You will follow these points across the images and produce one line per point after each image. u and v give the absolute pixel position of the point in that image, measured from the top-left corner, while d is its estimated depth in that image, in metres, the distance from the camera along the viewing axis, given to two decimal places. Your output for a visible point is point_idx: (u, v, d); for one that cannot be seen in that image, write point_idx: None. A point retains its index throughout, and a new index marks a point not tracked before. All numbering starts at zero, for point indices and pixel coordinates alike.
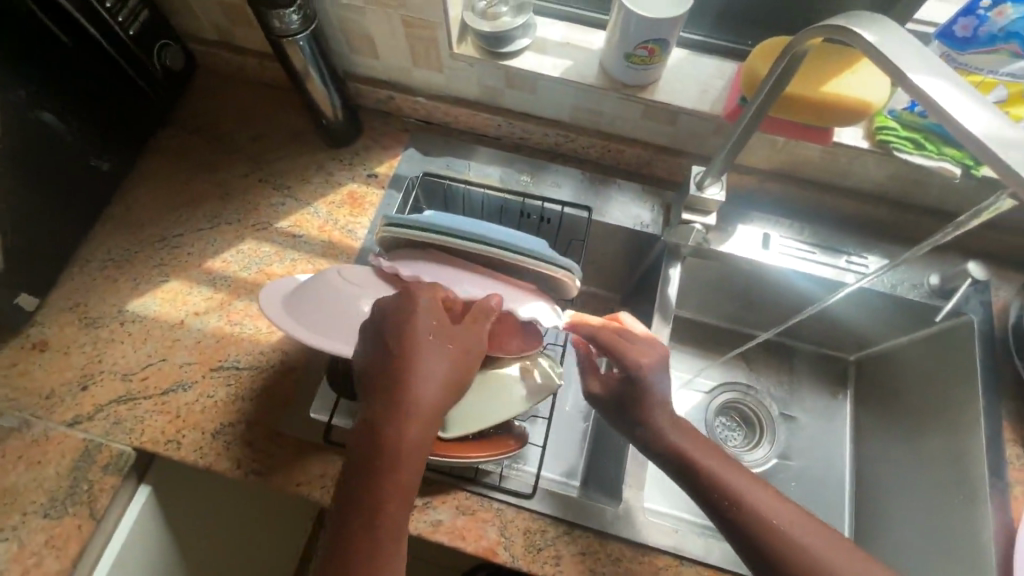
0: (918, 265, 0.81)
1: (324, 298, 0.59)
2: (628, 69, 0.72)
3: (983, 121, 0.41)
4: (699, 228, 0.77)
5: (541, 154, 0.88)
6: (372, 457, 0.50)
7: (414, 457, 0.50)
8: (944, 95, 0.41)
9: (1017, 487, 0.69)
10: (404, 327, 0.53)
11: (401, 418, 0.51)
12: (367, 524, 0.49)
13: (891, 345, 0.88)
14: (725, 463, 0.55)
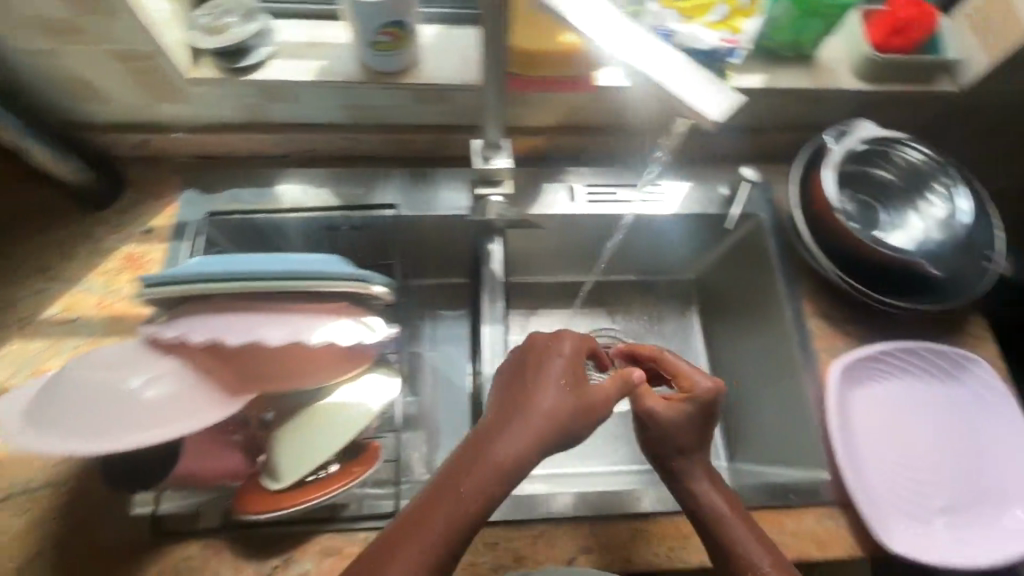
0: (710, 180, 0.87)
1: (80, 397, 0.51)
2: (378, 57, 0.69)
3: (700, 93, 0.44)
4: (498, 199, 0.76)
5: (334, 161, 0.84)
6: (424, 509, 0.48)
7: (478, 498, 0.48)
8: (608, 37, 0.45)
9: (824, 355, 0.78)
10: (543, 359, 0.55)
11: (538, 436, 0.51)
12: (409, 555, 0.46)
13: (712, 256, 0.95)
14: (731, 505, 0.61)
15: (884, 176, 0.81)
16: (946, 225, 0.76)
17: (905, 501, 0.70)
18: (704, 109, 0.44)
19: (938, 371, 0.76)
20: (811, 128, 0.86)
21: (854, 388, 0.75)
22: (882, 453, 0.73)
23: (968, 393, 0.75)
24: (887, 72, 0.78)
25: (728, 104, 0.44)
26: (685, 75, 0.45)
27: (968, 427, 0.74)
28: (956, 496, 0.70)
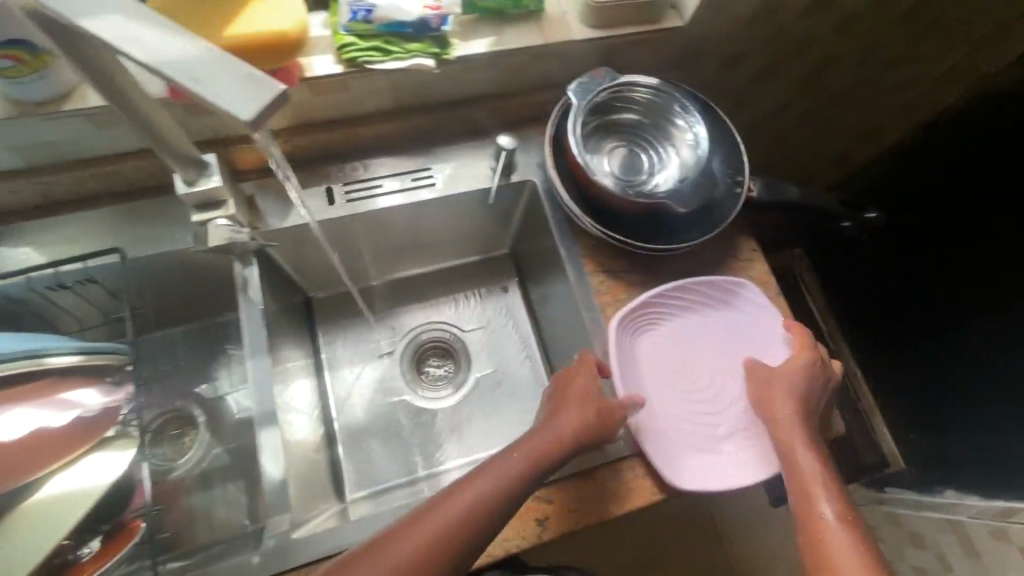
0: (479, 152, 0.84)
1: None
2: (13, 87, 0.58)
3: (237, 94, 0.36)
4: (226, 222, 0.67)
5: (40, 212, 0.72)
6: (482, 476, 0.60)
7: (472, 509, 0.58)
8: (129, 39, 0.39)
9: (610, 309, 0.78)
10: (566, 386, 0.69)
11: (528, 458, 0.62)
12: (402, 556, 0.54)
13: (512, 229, 0.95)
14: (818, 465, 0.65)
15: (633, 118, 0.81)
16: (693, 154, 0.78)
17: (690, 434, 0.71)
18: (234, 110, 0.36)
19: (714, 301, 0.78)
20: (564, 84, 0.84)
21: (635, 334, 0.76)
22: (669, 392, 0.74)
23: (744, 317, 0.77)
24: (612, 18, 0.76)
25: (266, 99, 0.36)
26: (211, 72, 0.37)
27: (748, 349, 0.76)
28: (740, 419, 0.73)
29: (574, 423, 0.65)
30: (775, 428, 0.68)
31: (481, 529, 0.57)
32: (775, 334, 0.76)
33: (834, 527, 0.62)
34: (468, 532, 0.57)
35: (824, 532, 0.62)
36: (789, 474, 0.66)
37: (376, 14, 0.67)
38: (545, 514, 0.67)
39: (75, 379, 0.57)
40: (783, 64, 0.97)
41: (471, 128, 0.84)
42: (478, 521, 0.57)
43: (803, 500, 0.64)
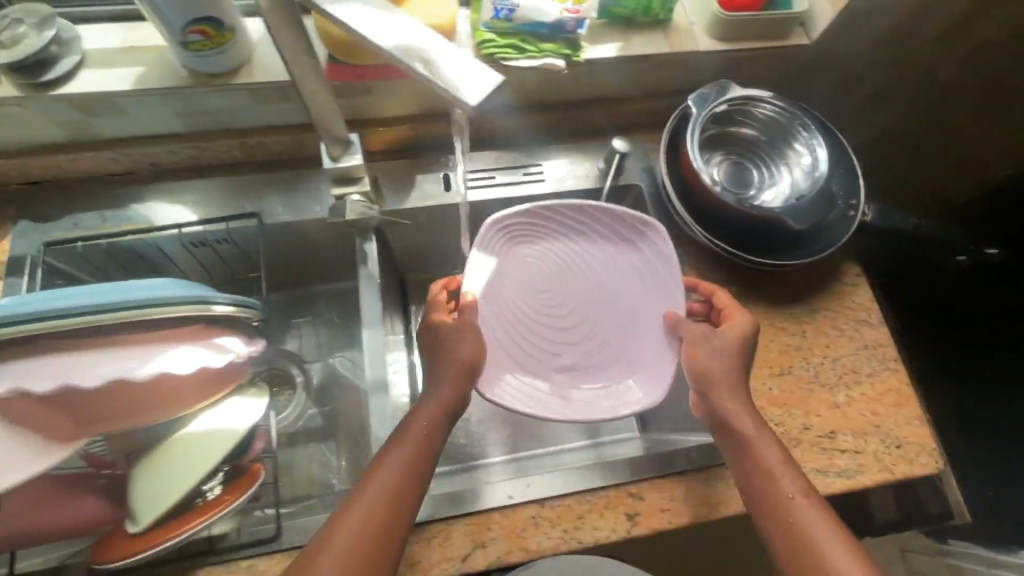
0: (589, 153, 0.86)
1: None
2: (196, 58, 0.64)
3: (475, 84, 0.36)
4: (358, 198, 0.71)
5: (187, 173, 0.79)
6: (397, 445, 0.60)
7: (402, 469, 0.59)
8: (359, 20, 0.40)
9: None
10: (441, 334, 0.65)
11: (437, 410, 0.62)
12: (347, 544, 0.54)
13: None
14: (768, 439, 0.62)
15: (750, 134, 0.83)
16: (808, 173, 0.77)
17: (538, 363, 0.69)
18: (459, 92, 0.36)
19: (612, 233, 0.74)
20: (678, 93, 0.86)
21: (507, 241, 0.72)
22: (527, 303, 0.71)
23: (642, 261, 0.73)
24: (739, 31, 0.77)
25: (488, 85, 0.36)
26: (442, 56, 0.37)
27: (614, 270, 0.74)
28: (594, 362, 0.71)
29: (457, 363, 0.63)
30: (709, 379, 0.64)
31: (414, 486, 0.59)
32: (667, 300, 0.71)
33: (790, 483, 0.59)
34: (401, 491, 0.58)
35: (784, 497, 0.58)
36: (733, 446, 0.63)
37: (517, 13, 0.70)
38: (637, 510, 0.68)
39: (219, 328, 0.60)
40: (898, 90, 0.95)
41: (582, 129, 0.87)
42: (410, 482, 0.58)
43: (754, 472, 0.61)
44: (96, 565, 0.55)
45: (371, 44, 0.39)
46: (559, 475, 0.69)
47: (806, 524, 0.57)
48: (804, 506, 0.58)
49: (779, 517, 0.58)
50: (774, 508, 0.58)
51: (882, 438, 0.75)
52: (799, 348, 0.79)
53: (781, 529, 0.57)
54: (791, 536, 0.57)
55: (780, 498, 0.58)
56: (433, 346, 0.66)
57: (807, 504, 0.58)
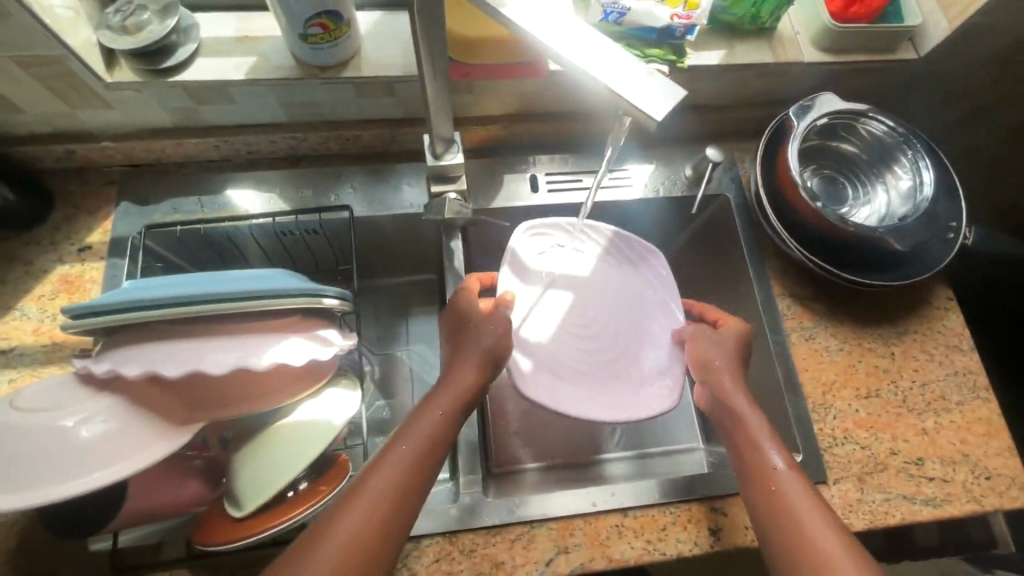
0: (677, 161, 0.84)
1: (18, 454, 0.48)
2: (311, 50, 0.64)
3: (655, 99, 0.38)
4: (455, 196, 0.71)
5: (280, 162, 0.79)
6: (408, 432, 0.56)
7: (413, 457, 0.54)
8: (536, 23, 0.40)
9: (793, 334, 0.78)
10: (465, 325, 0.66)
11: (452, 400, 0.60)
12: (348, 530, 0.49)
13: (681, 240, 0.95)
14: (771, 433, 0.60)
15: (850, 150, 0.81)
16: (909, 196, 0.76)
17: (558, 366, 0.71)
18: (645, 107, 0.38)
19: (625, 258, 0.77)
20: (771, 103, 0.84)
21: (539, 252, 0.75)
22: (545, 319, 0.73)
23: (647, 285, 0.77)
24: (848, 43, 0.75)
25: (668, 99, 0.38)
26: (619, 68, 0.39)
27: (631, 293, 0.77)
28: (608, 372, 0.72)
29: (480, 358, 0.62)
30: (714, 379, 0.65)
31: (425, 476, 0.54)
32: (668, 320, 0.75)
33: (793, 477, 0.56)
34: (412, 479, 0.53)
35: (785, 487, 0.55)
36: (737, 435, 0.61)
37: (627, 17, 0.68)
38: (721, 526, 0.67)
39: (324, 320, 0.61)
40: None
41: (670, 136, 0.85)
42: (421, 471, 0.54)
43: (754, 461, 0.58)
44: (198, 550, 0.55)
45: (546, 50, 0.40)
46: (643, 485, 0.69)
47: (810, 517, 0.53)
48: (809, 504, 0.54)
49: (776, 507, 0.54)
50: (779, 499, 0.55)
51: (971, 468, 0.72)
52: (887, 371, 0.77)
53: (778, 523, 0.54)
54: (788, 533, 0.53)
55: (778, 488, 0.55)
56: (454, 336, 0.65)
57: (802, 493, 0.55)
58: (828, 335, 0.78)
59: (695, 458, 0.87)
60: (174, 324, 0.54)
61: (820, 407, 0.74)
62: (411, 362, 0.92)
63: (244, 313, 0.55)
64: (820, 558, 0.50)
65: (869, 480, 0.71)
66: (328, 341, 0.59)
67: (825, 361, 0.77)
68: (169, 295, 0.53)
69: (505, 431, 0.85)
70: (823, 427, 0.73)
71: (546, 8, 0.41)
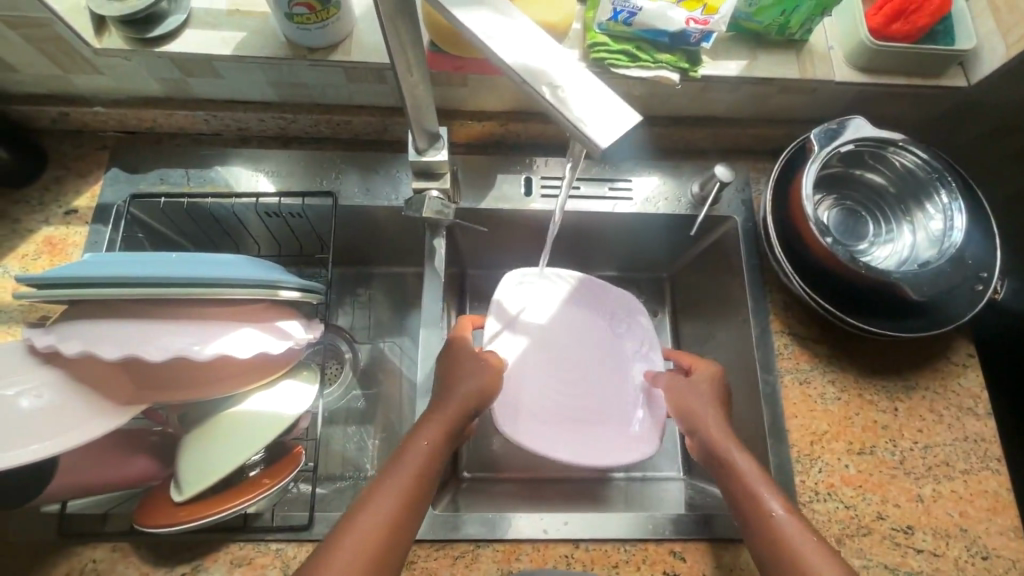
0: (683, 176, 0.79)
1: None
2: (299, 30, 0.62)
3: (609, 125, 0.33)
4: (436, 194, 0.68)
5: (272, 141, 0.78)
6: (403, 458, 0.55)
7: (408, 478, 0.53)
8: (488, 28, 0.35)
9: (787, 376, 0.72)
10: (461, 356, 0.64)
11: (443, 428, 0.58)
12: (348, 551, 0.48)
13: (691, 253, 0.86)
14: (768, 482, 0.56)
15: (877, 181, 0.74)
16: (937, 240, 0.68)
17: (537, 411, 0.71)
18: (593, 132, 0.33)
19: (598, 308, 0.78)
20: (795, 122, 0.78)
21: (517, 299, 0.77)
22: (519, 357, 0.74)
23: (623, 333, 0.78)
24: (885, 63, 0.67)
25: (623, 126, 0.33)
26: (572, 85, 0.34)
27: (598, 335, 0.77)
28: (572, 411, 0.73)
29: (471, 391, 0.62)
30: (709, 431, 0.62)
31: (419, 498, 0.53)
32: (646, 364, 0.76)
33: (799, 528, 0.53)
34: (412, 503, 0.52)
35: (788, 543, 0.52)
36: (731, 487, 0.58)
37: (637, 18, 0.63)
38: (676, 571, 0.64)
39: (283, 312, 0.60)
40: None
41: (678, 149, 0.80)
42: (417, 503, 0.53)
43: (756, 525, 0.54)
44: (138, 530, 0.55)
45: (493, 55, 0.35)
46: (601, 517, 0.65)
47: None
48: (819, 565, 0.50)
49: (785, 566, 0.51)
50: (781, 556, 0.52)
51: (967, 544, 0.65)
52: (887, 427, 0.70)
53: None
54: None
55: (781, 543, 0.52)
56: (447, 369, 0.64)
57: (812, 548, 0.51)
58: (825, 381, 0.72)
59: (675, 493, 0.80)
60: (124, 303, 0.53)
61: (805, 457, 0.69)
62: (399, 362, 0.87)
63: (199, 300, 0.53)
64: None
65: (849, 543, 0.65)
66: (283, 336, 0.58)
67: (817, 409, 0.71)
68: (119, 273, 0.51)
69: (475, 437, 0.82)
70: (805, 479, 0.68)
71: (504, 11, 0.36)
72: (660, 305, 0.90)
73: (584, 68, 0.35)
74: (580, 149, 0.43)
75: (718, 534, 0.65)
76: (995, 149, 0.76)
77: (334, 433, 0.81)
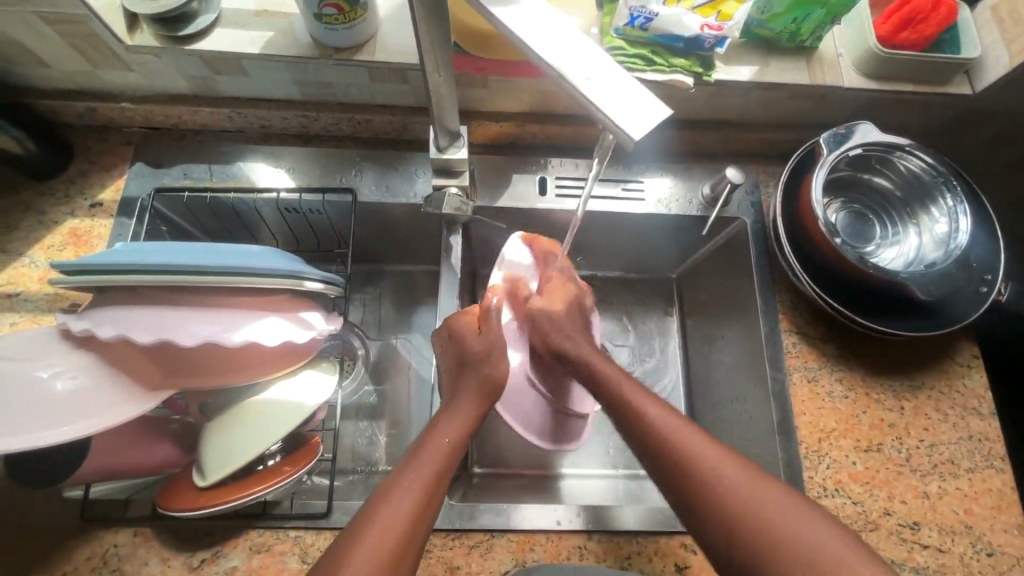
0: (693, 178, 0.81)
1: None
2: (327, 31, 0.64)
3: (642, 118, 0.35)
4: (455, 191, 0.69)
5: (292, 139, 0.80)
6: (422, 454, 0.55)
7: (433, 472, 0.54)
8: (524, 25, 0.37)
9: (796, 374, 0.73)
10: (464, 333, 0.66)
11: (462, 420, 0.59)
12: (373, 536, 0.48)
13: (701, 253, 0.87)
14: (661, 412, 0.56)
15: (883, 185, 0.76)
16: (942, 242, 0.70)
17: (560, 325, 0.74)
18: (624, 123, 0.34)
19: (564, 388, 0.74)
20: (803, 127, 0.80)
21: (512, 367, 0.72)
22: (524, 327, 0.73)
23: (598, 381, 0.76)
24: (893, 71, 0.70)
25: (652, 120, 0.35)
26: (602, 79, 0.36)
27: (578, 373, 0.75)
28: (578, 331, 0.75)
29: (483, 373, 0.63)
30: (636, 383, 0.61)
31: (441, 488, 0.53)
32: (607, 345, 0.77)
33: (704, 443, 0.53)
34: (427, 497, 0.52)
35: (707, 472, 0.51)
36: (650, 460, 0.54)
37: (654, 23, 0.65)
38: (688, 564, 0.65)
39: (307, 303, 0.61)
40: None
41: (688, 152, 0.82)
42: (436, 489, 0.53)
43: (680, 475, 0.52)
44: (163, 515, 0.56)
45: (529, 50, 0.37)
46: (613, 509, 0.66)
47: (745, 492, 0.49)
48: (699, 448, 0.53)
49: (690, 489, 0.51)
50: (699, 487, 0.50)
51: (972, 541, 0.66)
52: (893, 426, 0.72)
53: (731, 543, 0.48)
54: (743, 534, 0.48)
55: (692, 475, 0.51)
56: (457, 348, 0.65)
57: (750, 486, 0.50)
58: (832, 379, 0.74)
59: None
60: (153, 290, 0.54)
61: (814, 454, 0.70)
62: (410, 358, 0.89)
63: (228, 287, 0.55)
64: (817, 555, 0.45)
65: None
66: (308, 325, 0.59)
67: (825, 406, 0.72)
68: (150, 261, 0.53)
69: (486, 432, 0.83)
70: (813, 476, 0.69)
71: (538, 10, 0.38)
72: (669, 307, 0.92)
73: (614, 63, 0.37)
74: (609, 141, 0.45)
75: None
76: (1001, 156, 0.77)
77: (347, 427, 0.82)
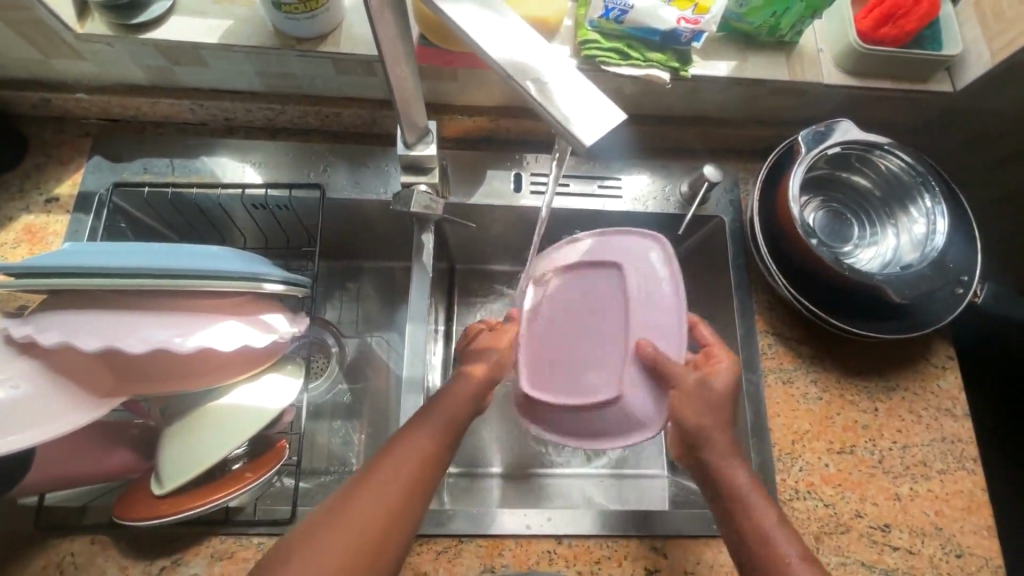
0: (672, 175, 0.79)
1: None
2: (288, 21, 0.61)
3: (594, 123, 0.33)
4: (425, 188, 0.67)
5: (259, 132, 0.77)
6: (397, 459, 0.53)
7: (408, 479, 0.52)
8: (475, 21, 0.35)
9: (771, 376, 0.73)
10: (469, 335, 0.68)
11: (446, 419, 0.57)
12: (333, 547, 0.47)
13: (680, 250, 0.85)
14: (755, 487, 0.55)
15: (862, 183, 0.75)
16: (919, 243, 0.69)
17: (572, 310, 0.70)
18: (577, 128, 0.33)
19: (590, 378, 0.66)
20: (784, 124, 0.78)
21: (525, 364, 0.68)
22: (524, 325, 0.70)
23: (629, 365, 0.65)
24: (874, 67, 0.68)
25: (608, 123, 0.33)
26: (557, 79, 0.34)
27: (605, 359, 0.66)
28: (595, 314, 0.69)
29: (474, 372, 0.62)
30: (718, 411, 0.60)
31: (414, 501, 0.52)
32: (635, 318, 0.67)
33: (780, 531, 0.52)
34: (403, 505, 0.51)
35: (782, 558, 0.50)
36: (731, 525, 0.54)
37: (629, 15, 0.63)
38: (658, 567, 0.64)
39: (269, 305, 0.59)
40: None
41: (667, 147, 0.80)
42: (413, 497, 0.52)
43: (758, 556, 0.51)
44: (119, 524, 0.55)
45: (477, 48, 0.35)
46: (583, 514, 0.66)
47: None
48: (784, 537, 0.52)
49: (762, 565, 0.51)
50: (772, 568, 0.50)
51: (941, 542, 0.66)
52: (867, 427, 0.71)
53: None
54: None
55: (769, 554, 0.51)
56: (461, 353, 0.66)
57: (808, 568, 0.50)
58: (808, 381, 0.73)
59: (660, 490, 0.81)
60: (99, 293, 0.52)
61: (787, 456, 0.69)
62: (386, 357, 0.87)
63: (178, 290, 0.53)
64: None
65: (827, 541, 0.66)
66: (269, 329, 0.57)
67: (799, 408, 0.72)
68: (93, 263, 0.50)
69: None
70: (786, 478, 0.68)
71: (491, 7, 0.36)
72: None
73: (572, 64, 0.35)
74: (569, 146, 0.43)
75: (702, 532, 0.65)
76: (982, 153, 0.77)
77: (320, 428, 0.81)
